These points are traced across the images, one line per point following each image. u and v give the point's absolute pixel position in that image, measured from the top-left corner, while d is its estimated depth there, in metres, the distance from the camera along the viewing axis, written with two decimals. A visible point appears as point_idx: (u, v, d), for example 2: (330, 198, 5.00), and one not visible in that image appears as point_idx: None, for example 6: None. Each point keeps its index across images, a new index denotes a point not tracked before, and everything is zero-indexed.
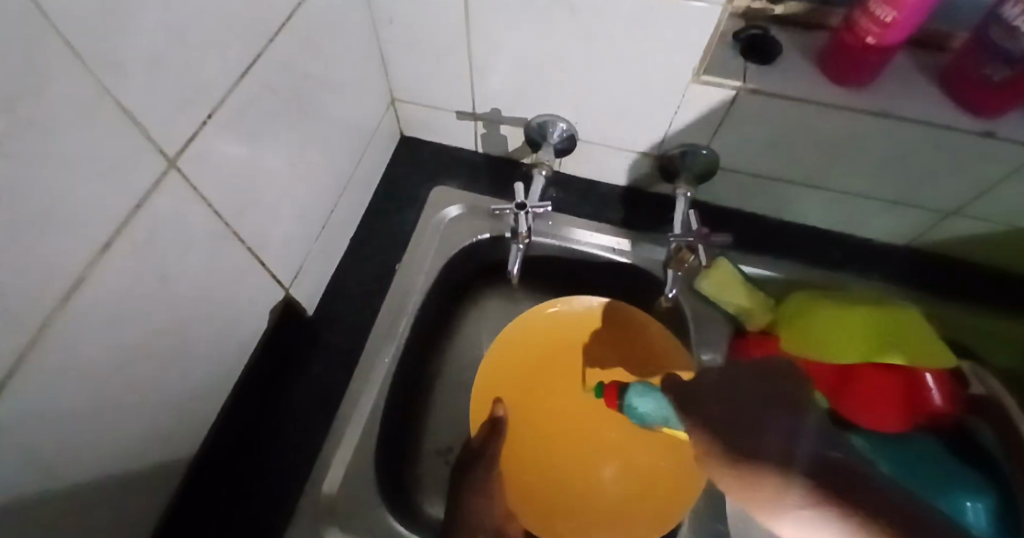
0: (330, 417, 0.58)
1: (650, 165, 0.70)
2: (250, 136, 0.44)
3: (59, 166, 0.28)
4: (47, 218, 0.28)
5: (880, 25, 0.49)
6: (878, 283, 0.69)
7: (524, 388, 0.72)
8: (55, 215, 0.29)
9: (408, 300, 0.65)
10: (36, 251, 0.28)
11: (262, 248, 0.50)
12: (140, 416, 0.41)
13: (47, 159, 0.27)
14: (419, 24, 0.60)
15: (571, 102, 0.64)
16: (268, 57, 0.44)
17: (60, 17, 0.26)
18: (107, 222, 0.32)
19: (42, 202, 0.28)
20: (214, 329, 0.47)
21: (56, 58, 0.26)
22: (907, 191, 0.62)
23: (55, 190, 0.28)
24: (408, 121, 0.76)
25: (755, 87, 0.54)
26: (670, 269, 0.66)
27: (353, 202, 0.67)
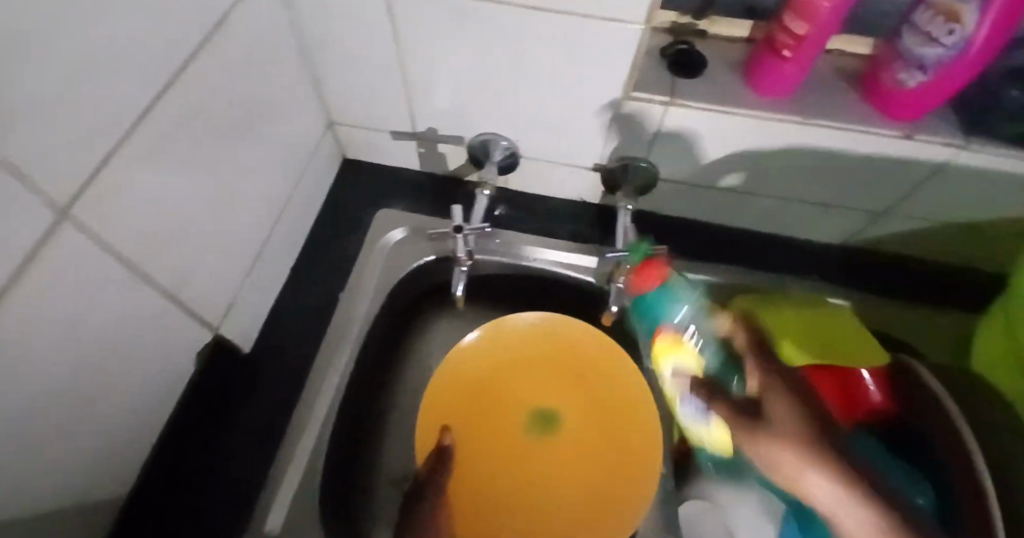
0: (271, 454, 0.57)
1: (593, 179, 0.70)
2: (162, 175, 0.42)
3: None
4: None
5: (794, 38, 0.50)
6: (818, 284, 0.71)
7: (467, 420, 0.65)
8: None
9: (352, 328, 0.63)
10: None
11: (183, 288, 0.48)
12: (47, 477, 0.38)
13: None
14: (351, 48, 0.59)
15: (508, 121, 0.64)
16: (182, 89, 0.42)
17: None
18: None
19: None
20: (129, 377, 0.44)
21: None
22: (838, 195, 0.64)
23: None
24: (349, 143, 0.74)
25: (684, 100, 0.55)
26: (613, 282, 0.66)
27: (291, 232, 0.66)
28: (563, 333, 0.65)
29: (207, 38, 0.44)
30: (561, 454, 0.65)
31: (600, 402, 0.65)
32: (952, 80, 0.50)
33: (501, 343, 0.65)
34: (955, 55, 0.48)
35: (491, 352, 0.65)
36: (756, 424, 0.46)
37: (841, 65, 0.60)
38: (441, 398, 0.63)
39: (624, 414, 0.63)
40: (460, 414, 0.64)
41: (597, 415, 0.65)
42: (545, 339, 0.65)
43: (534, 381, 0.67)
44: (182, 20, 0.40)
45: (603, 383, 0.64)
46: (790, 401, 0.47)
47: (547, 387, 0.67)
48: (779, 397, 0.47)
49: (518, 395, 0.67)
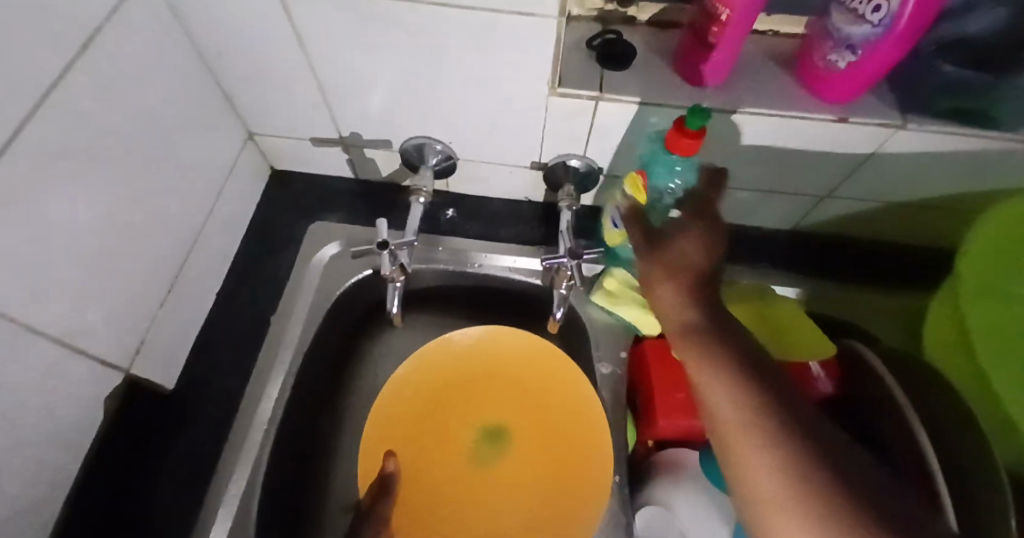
0: (201, 495, 0.53)
1: (534, 179, 0.68)
2: (36, 212, 0.38)
3: None
4: None
5: (718, 24, 0.48)
6: (768, 270, 0.69)
7: (417, 438, 0.64)
8: None
9: (286, 353, 0.60)
10: None
11: (78, 332, 0.44)
12: None
13: None
14: (257, 55, 0.55)
15: (436, 123, 0.61)
16: (48, 114, 0.38)
17: None
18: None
19: None
20: (22, 437, 0.41)
21: None
22: (780, 181, 0.63)
23: None
24: (274, 154, 0.70)
25: (612, 94, 0.52)
26: (554, 288, 0.63)
27: (212, 255, 0.62)
28: (509, 344, 0.65)
29: (75, 57, 0.39)
30: (517, 464, 0.64)
31: (551, 413, 0.64)
32: (880, 60, 0.49)
33: (447, 355, 0.65)
34: (881, 34, 0.46)
35: (437, 364, 0.65)
36: (658, 253, 0.49)
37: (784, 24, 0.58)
38: (387, 420, 0.62)
39: (576, 420, 0.62)
40: (405, 440, 0.63)
41: (553, 422, 0.64)
42: (491, 353, 0.66)
43: (482, 396, 0.67)
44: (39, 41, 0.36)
45: (552, 394, 0.64)
46: (701, 256, 0.49)
47: (501, 397, 0.66)
48: (694, 241, 0.49)
49: (471, 406, 0.66)
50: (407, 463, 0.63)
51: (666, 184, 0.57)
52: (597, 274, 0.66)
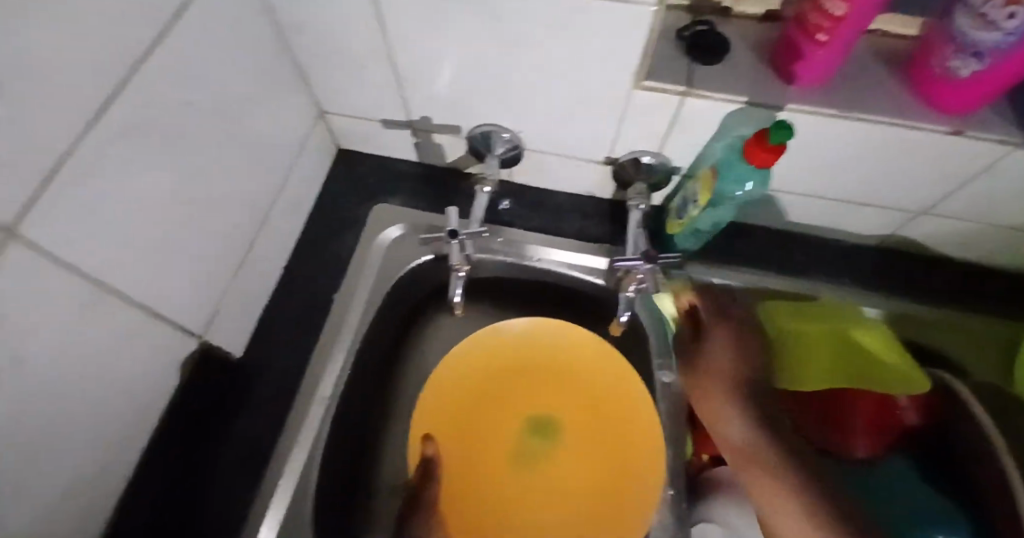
0: (261, 471, 0.54)
1: (602, 174, 0.65)
2: (127, 178, 0.39)
3: None
4: None
5: (830, 19, 0.44)
6: (846, 288, 0.64)
7: (466, 428, 0.64)
8: None
9: (346, 333, 0.61)
10: None
11: (159, 300, 0.46)
12: (21, 504, 0.37)
13: None
14: (335, 34, 0.54)
15: (509, 111, 0.59)
16: (140, 86, 0.39)
17: None
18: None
19: None
20: (103, 398, 0.42)
21: None
22: (873, 193, 0.58)
23: None
24: (342, 134, 0.70)
25: (702, 90, 0.49)
26: (622, 290, 0.61)
27: (281, 231, 0.63)
28: (556, 342, 0.63)
29: (165, 30, 0.40)
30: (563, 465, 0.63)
31: (598, 413, 0.63)
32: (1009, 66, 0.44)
33: (507, 346, 0.64)
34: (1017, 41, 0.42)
35: (494, 356, 0.64)
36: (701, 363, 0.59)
37: (893, 27, 0.54)
38: (436, 409, 0.61)
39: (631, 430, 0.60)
40: (450, 428, 0.63)
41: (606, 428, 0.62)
42: (538, 349, 0.64)
43: (526, 392, 0.66)
44: (132, 12, 0.36)
45: (602, 396, 0.63)
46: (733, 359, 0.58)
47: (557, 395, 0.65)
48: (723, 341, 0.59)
49: (525, 399, 0.66)
50: (450, 454, 0.62)
51: (732, 191, 0.54)
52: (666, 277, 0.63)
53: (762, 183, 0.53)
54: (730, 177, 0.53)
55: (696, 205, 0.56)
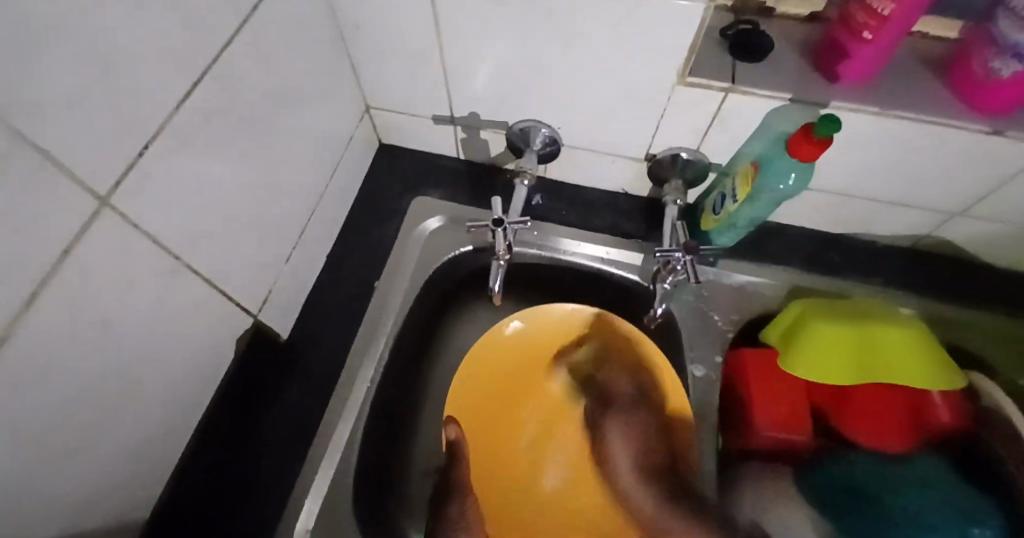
0: (305, 448, 0.56)
1: (638, 171, 0.67)
2: (203, 157, 0.42)
3: None
4: None
5: (876, 17, 0.45)
6: (879, 287, 0.64)
7: (491, 417, 0.65)
8: None
9: (388, 317, 0.63)
10: None
11: (223, 276, 0.48)
12: (96, 460, 0.39)
13: None
14: (388, 30, 0.57)
15: (551, 105, 0.61)
16: (218, 73, 0.41)
17: None
18: (24, 284, 0.30)
19: None
20: (171, 367, 0.45)
21: None
22: (909, 192, 0.59)
23: None
24: (385, 128, 0.73)
25: (745, 87, 0.51)
26: (658, 283, 0.62)
27: (327, 219, 0.65)
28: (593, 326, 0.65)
29: (242, 22, 0.43)
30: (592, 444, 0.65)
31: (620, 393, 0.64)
32: None
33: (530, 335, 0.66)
34: None
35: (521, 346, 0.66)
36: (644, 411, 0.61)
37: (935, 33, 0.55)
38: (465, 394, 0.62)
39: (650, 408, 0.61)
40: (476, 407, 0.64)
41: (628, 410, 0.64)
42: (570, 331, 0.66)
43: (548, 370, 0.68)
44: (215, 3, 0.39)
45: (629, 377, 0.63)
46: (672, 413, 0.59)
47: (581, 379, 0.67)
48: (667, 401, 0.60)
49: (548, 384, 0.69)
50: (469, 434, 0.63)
51: (775, 185, 0.54)
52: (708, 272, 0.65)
53: (805, 176, 0.54)
54: (773, 171, 0.54)
55: (734, 200, 0.56)
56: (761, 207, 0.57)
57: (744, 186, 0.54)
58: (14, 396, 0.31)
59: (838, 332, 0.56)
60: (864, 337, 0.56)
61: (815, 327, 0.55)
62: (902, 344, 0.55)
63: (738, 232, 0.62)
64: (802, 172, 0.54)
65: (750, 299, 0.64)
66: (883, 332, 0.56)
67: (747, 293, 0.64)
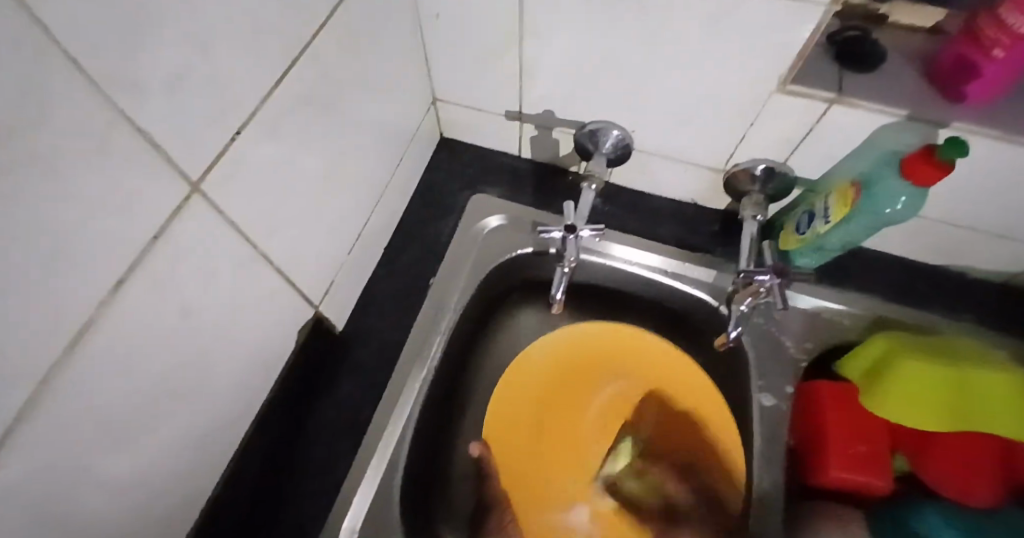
0: (357, 443, 0.55)
1: (713, 182, 0.63)
2: (284, 144, 0.41)
3: (77, 204, 0.25)
4: (64, 259, 0.26)
5: (1011, 36, 0.42)
6: (968, 324, 0.60)
7: (525, 416, 0.67)
8: (75, 256, 0.26)
9: (444, 316, 0.61)
10: (53, 295, 0.26)
11: (291, 266, 0.47)
12: (162, 450, 0.38)
13: (71, 196, 0.25)
14: (469, 23, 0.55)
15: (629, 108, 0.58)
16: (306, 61, 0.40)
17: (79, 45, 0.23)
18: (111, 270, 0.29)
19: (58, 246, 0.25)
20: (236, 358, 0.44)
21: (68, 90, 0.23)
22: (1016, 226, 0.54)
23: (72, 230, 0.25)
24: (449, 122, 0.71)
25: (852, 101, 0.47)
26: (734, 304, 0.58)
27: (388, 212, 0.64)
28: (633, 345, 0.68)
29: (332, 9, 0.41)
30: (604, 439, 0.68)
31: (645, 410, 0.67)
32: None
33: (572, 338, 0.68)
34: None
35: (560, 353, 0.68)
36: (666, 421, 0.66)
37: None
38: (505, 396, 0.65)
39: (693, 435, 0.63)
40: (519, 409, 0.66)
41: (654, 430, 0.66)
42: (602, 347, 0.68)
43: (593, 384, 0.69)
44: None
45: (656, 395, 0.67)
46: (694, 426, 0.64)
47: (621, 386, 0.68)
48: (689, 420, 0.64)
49: (590, 395, 0.69)
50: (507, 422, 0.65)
51: (885, 208, 0.50)
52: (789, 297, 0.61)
53: (916, 199, 0.50)
54: (880, 196, 0.50)
55: (825, 221, 0.53)
56: (857, 231, 0.53)
57: (840, 209, 0.51)
58: (91, 386, 0.30)
59: (931, 372, 0.52)
60: (960, 379, 0.52)
61: (905, 363, 0.52)
62: (1005, 391, 0.51)
63: (826, 254, 0.58)
64: (913, 196, 0.50)
65: (828, 326, 0.60)
66: (983, 375, 0.52)
67: (824, 320, 0.61)
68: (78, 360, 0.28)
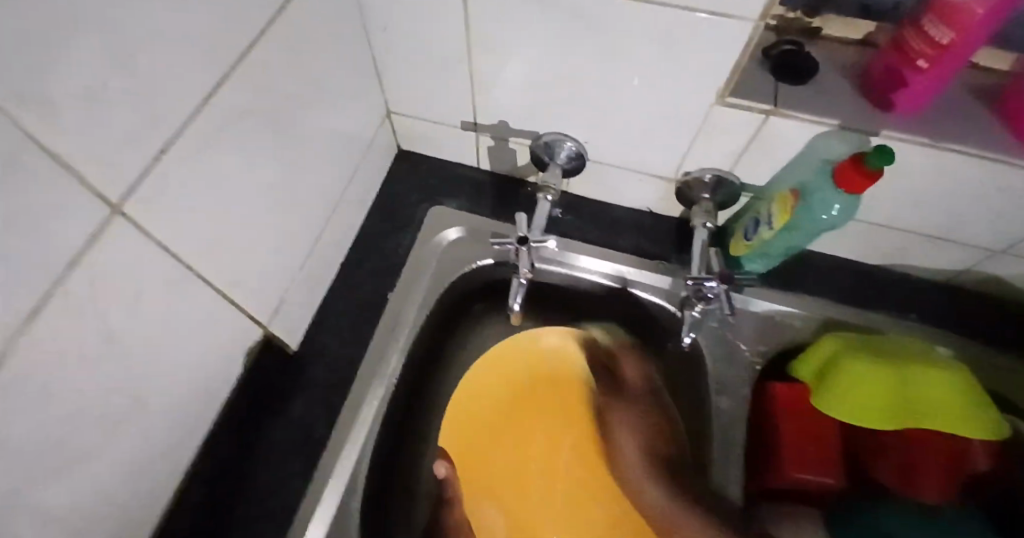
0: (311, 467, 0.53)
1: (666, 191, 0.64)
2: (220, 160, 0.40)
3: None
4: None
5: (935, 47, 0.44)
6: (914, 323, 0.61)
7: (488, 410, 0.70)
8: None
9: (402, 332, 0.60)
10: None
11: (234, 285, 0.46)
12: (95, 481, 0.37)
13: None
14: (418, 36, 0.55)
15: (579, 120, 0.58)
16: (241, 77, 0.40)
17: None
18: (23, 299, 0.28)
19: None
20: (175, 381, 0.42)
21: None
22: (952, 227, 0.56)
23: None
24: (406, 135, 0.71)
25: (788, 110, 0.48)
26: (687, 311, 0.59)
27: (342, 227, 0.63)
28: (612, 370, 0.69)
29: (269, 23, 0.41)
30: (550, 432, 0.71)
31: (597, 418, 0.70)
32: None
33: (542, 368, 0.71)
34: None
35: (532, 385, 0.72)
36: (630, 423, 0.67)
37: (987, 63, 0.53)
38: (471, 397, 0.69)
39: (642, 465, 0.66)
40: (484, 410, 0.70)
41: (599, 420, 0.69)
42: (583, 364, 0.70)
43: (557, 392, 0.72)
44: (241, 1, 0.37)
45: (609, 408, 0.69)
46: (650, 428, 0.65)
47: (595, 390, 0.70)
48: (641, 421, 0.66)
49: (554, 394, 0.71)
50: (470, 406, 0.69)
51: (822, 214, 0.53)
52: (742, 301, 0.62)
53: (850, 205, 0.52)
54: (816, 201, 0.52)
55: (769, 227, 0.55)
56: (800, 236, 0.55)
57: (782, 214, 0.52)
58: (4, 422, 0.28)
59: (875, 372, 0.53)
60: (902, 379, 0.54)
61: (849, 363, 0.54)
62: (942, 388, 0.53)
63: (772, 259, 0.60)
64: (847, 203, 0.52)
65: (779, 329, 0.62)
66: (924, 374, 0.54)
67: (775, 323, 0.62)
68: None
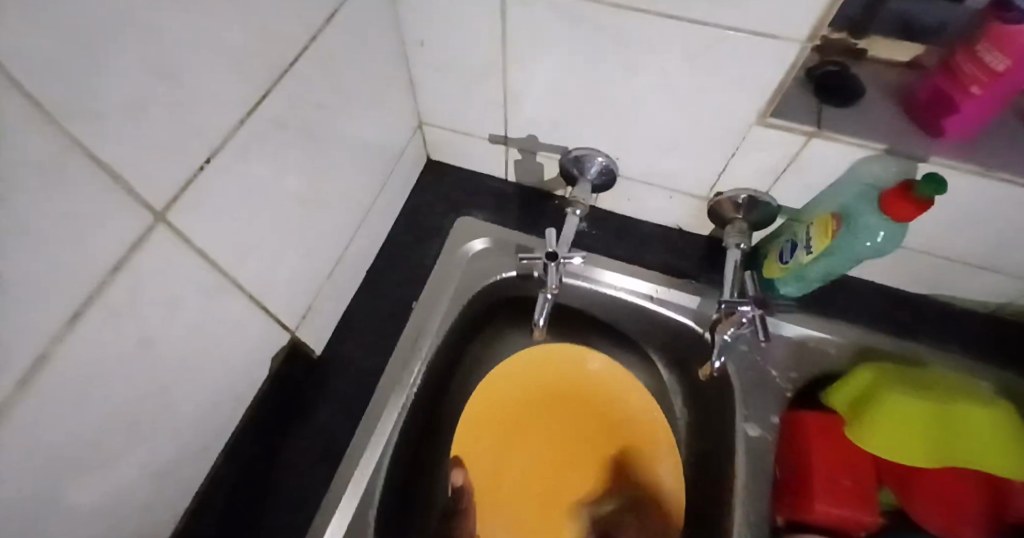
0: (329, 477, 0.53)
1: (697, 209, 0.63)
2: (257, 169, 0.40)
3: (27, 244, 0.24)
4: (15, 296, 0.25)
5: (989, 73, 0.42)
6: (955, 354, 0.59)
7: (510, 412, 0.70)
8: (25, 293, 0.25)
9: (425, 342, 0.60)
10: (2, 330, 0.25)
11: (264, 292, 0.46)
12: (121, 485, 0.37)
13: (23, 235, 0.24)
14: (453, 48, 0.55)
15: (612, 136, 0.57)
16: (281, 88, 0.40)
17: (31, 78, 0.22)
18: (63, 306, 0.28)
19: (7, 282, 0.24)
20: (203, 387, 0.42)
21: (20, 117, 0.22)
22: (999, 258, 0.54)
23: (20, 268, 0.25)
24: (435, 145, 0.71)
25: (833, 132, 0.47)
26: (717, 333, 0.58)
27: (370, 235, 0.63)
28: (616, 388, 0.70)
29: (311, 35, 0.41)
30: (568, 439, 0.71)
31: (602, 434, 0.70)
32: None
33: (601, 388, 0.71)
34: None
35: (581, 400, 0.71)
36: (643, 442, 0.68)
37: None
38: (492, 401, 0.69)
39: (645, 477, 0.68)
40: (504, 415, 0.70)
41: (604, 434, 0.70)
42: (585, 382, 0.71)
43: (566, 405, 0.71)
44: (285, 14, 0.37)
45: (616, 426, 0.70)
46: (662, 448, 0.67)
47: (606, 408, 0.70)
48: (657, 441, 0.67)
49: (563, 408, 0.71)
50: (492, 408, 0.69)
51: (865, 240, 0.51)
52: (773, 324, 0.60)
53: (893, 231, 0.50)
54: (858, 227, 0.50)
55: (807, 251, 0.53)
56: (841, 262, 0.53)
57: (821, 239, 0.51)
58: (38, 428, 0.28)
59: (913, 407, 0.52)
60: (942, 415, 0.52)
61: (886, 397, 0.52)
62: (983, 426, 0.51)
63: (809, 284, 0.58)
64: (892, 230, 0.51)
65: (811, 354, 0.60)
66: (964, 411, 0.51)
67: (807, 348, 0.60)
68: (27, 396, 0.27)
